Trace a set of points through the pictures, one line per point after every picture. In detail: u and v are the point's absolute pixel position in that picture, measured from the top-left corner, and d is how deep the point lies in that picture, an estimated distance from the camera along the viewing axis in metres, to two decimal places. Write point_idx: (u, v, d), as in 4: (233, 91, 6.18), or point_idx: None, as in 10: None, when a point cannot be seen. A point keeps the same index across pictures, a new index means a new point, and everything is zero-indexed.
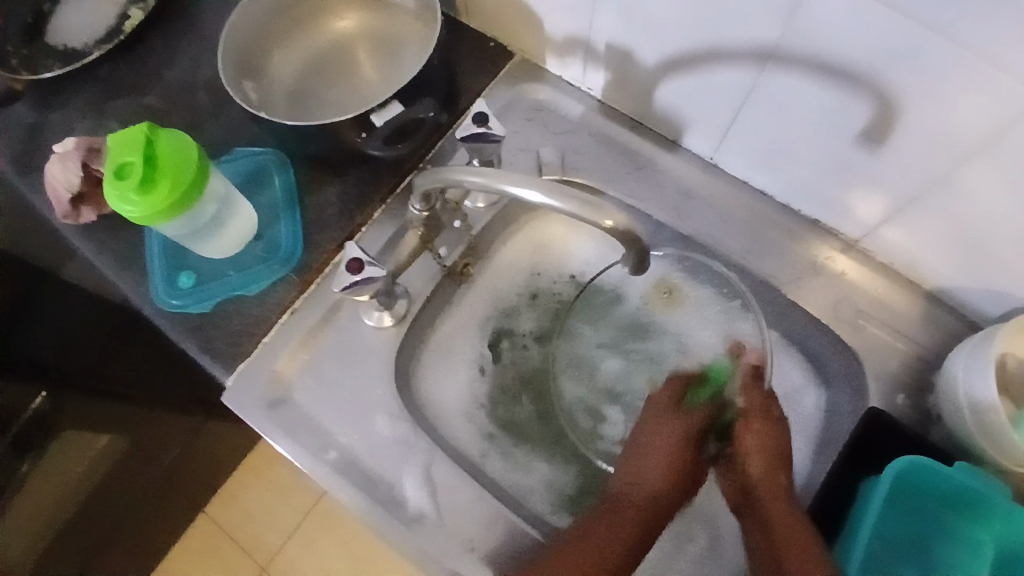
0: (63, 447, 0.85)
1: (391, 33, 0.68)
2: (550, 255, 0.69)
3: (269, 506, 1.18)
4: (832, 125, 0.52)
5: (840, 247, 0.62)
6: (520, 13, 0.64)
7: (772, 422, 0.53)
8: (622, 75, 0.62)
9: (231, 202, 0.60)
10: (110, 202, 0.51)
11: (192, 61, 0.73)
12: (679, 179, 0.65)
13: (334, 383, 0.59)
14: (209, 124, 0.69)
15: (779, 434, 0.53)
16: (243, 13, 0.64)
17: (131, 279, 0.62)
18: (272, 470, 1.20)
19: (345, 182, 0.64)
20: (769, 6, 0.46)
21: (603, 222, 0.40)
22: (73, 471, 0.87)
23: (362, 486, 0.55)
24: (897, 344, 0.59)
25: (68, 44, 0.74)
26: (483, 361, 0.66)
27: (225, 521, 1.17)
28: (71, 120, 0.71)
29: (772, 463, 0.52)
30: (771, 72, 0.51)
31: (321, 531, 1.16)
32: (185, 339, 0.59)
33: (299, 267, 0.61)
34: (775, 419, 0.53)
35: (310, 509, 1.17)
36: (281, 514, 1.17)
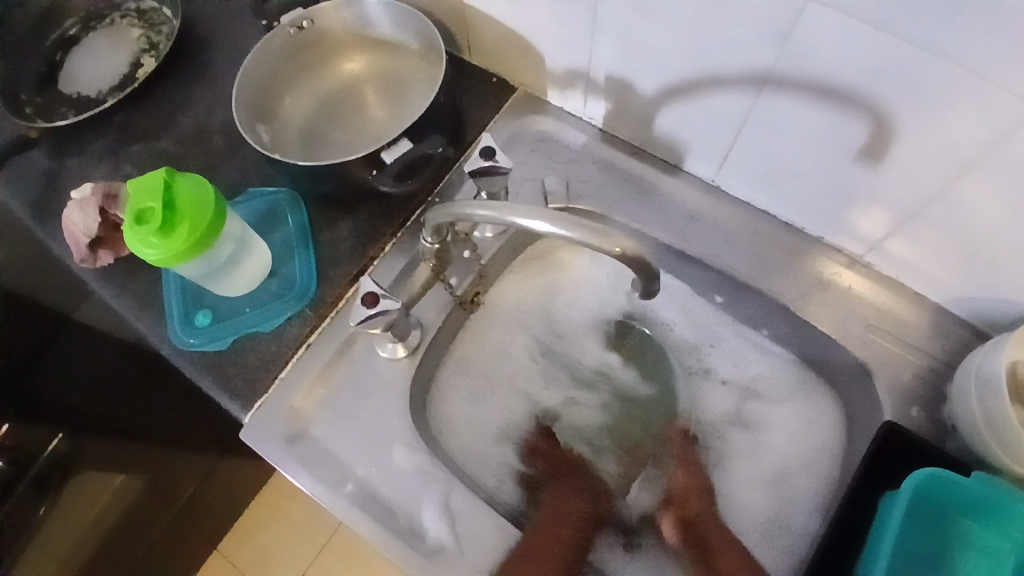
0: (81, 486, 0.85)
1: (397, 74, 0.70)
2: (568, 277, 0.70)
3: (284, 542, 1.17)
4: (831, 145, 0.53)
5: (845, 263, 0.63)
6: (520, 49, 0.66)
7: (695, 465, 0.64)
8: (622, 104, 0.64)
9: (247, 241, 0.62)
10: (132, 246, 0.52)
11: (205, 106, 0.76)
12: (682, 202, 0.66)
13: (350, 416, 0.59)
14: (223, 166, 0.71)
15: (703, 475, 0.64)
16: (255, 60, 0.66)
17: (149, 319, 0.63)
18: (286, 506, 1.19)
19: (356, 218, 0.65)
20: (763, 33, 0.48)
21: (612, 248, 0.41)
22: (90, 510, 0.86)
23: (382, 519, 0.55)
24: (908, 357, 0.60)
25: (83, 92, 0.77)
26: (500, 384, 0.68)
27: (241, 562, 1.16)
28: (88, 166, 0.73)
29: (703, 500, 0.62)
30: (767, 95, 0.53)
31: (336, 565, 1.15)
32: (203, 377, 0.60)
33: (314, 302, 0.62)
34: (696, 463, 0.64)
35: (325, 544, 1.17)
36: (295, 551, 1.16)
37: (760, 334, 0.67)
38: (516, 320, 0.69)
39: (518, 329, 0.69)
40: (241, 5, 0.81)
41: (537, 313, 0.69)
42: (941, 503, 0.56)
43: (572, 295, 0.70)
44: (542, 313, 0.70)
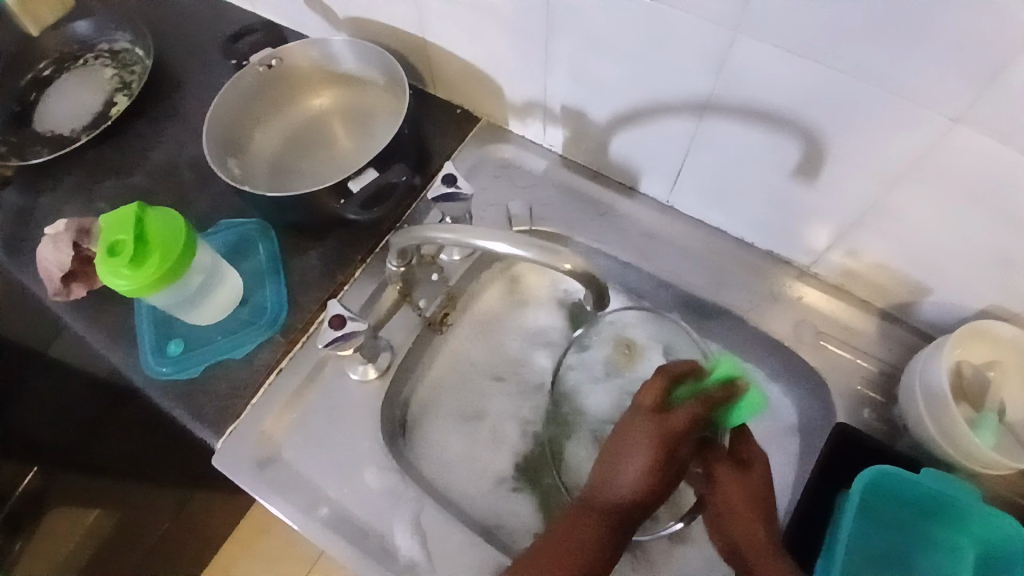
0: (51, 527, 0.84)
1: (364, 107, 0.73)
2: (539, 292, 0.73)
3: (267, 572, 1.15)
4: (771, 164, 0.57)
5: (794, 275, 0.66)
6: (481, 82, 0.70)
7: (737, 466, 0.55)
8: (578, 131, 0.67)
9: (218, 270, 0.63)
10: (103, 277, 0.53)
11: (178, 141, 0.78)
12: (640, 222, 0.69)
13: (322, 438, 0.60)
14: (195, 199, 0.73)
15: (760, 476, 0.55)
16: (225, 98, 0.69)
17: (120, 350, 0.64)
18: (268, 536, 1.18)
19: (325, 246, 0.67)
20: (700, 63, 0.52)
21: (563, 265, 0.43)
22: (60, 551, 0.86)
23: (353, 540, 0.56)
24: (857, 361, 0.63)
25: (56, 130, 0.79)
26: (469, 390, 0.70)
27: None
28: (59, 202, 0.75)
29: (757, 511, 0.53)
30: (710, 120, 0.56)
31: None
32: (174, 406, 0.60)
33: (284, 328, 0.64)
34: (738, 463, 0.55)
35: (309, 572, 1.15)
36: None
37: (720, 345, 0.70)
38: (486, 331, 0.72)
39: (487, 346, 0.72)
40: (213, 45, 0.84)
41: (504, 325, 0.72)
42: (898, 503, 0.58)
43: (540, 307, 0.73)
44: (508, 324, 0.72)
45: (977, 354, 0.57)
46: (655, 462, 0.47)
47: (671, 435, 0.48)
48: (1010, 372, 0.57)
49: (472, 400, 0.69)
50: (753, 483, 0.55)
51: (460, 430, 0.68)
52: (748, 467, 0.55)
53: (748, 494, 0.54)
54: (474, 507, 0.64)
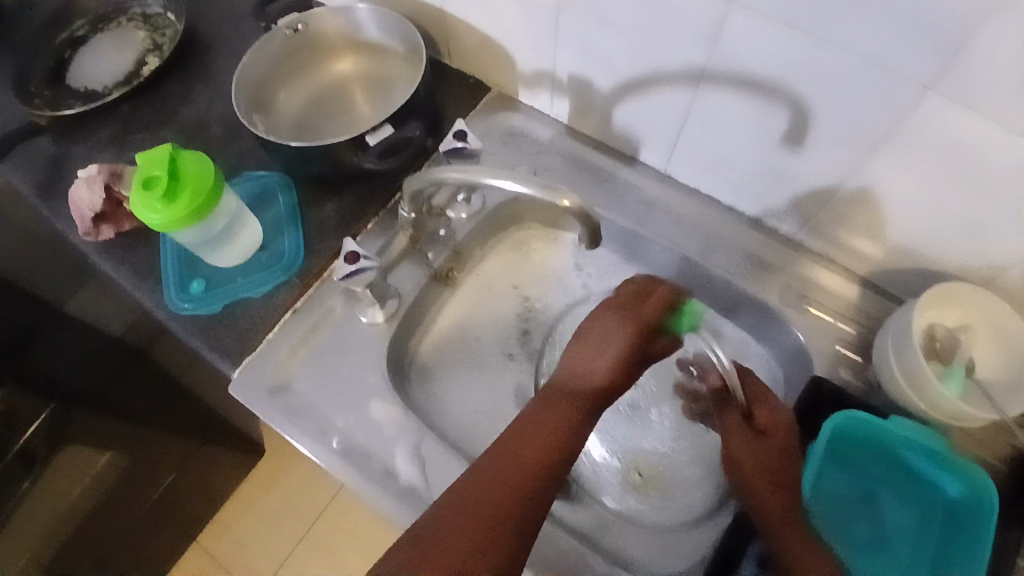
0: (64, 465, 0.89)
1: (382, 74, 0.78)
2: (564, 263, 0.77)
3: (282, 516, 1.20)
4: (760, 132, 0.61)
5: (781, 242, 0.70)
6: (494, 54, 0.74)
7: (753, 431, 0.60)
8: (584, 101, 0.72)
9: (241, 216, 0.67)
10: (138, 210, 0.58)
11: (205, 101, 0.82)
12: (638, 190, 0.74)
13: (332, 373, 0.65)
14: (221, 153, 0.77)
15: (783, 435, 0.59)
16: (254, 58, 0.73)
17: (146, 286, 0.68)
18: (284, 481, 1.23)
19: (342, 199, 0.72)
20: (695, 34, 0.56)
21: (562, 202, 0.48)
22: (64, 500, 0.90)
23: (358, 465, 0.60)
24: (837, 324, 0.66)
25: (90, 86, 0.83)
26: (482, 341, 0.74)
27: (239, 535, 1.19)
28: (91, 151, 0.79)
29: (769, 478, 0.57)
30: (704, 89, 0.61)
31: (331, 532, 1.19)
32: (194, 338, 0.64)
33: (301, 272, 0.68)
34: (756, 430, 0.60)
35: (319, 516, 1.20)
36: (291, 526, 1.19)
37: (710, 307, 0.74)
38: (501, 289, 0.76)
39: (503, 305, 0.75)
40: (243, 13, 0.89)
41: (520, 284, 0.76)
42: (874, 454, 0.63)
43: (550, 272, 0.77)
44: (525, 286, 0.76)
45: (950, 317, 0.60)
46: (628, 343, 0.59)
47: (638, 325, 0.60)
48: (982, 335, 0.59)
49: (475, 352, 0.73)
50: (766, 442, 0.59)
51: (461, 380, 0.71)
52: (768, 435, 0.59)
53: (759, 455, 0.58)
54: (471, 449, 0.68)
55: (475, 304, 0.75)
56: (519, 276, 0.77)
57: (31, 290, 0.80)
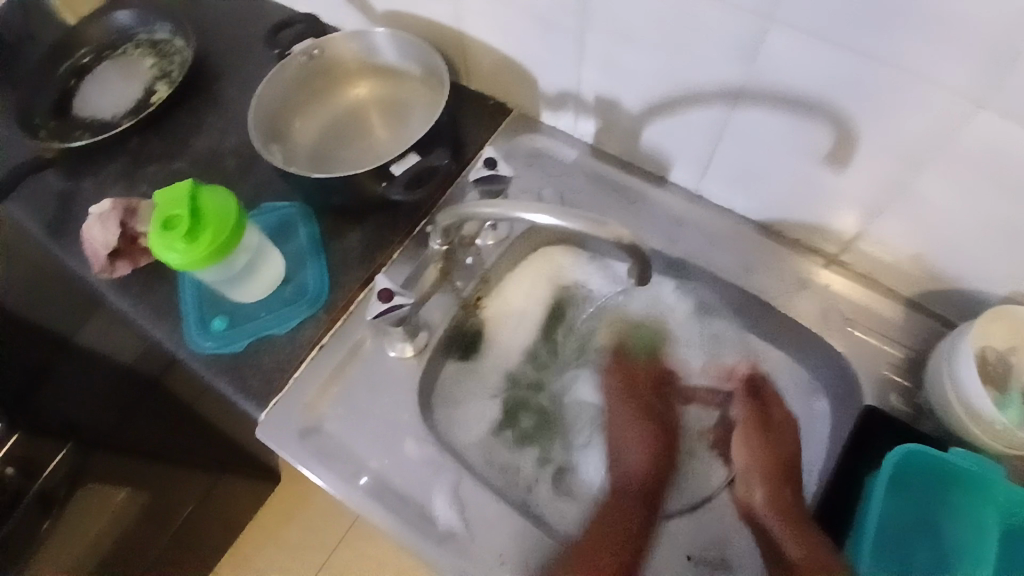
0: (86, 502, 0.85)
1: (401, 98, 0.76)
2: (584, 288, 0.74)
3: (301, 544, 1.18)
4: (800, 149, 0.59)
5: (818, 261, 0.68)
6: (516, 75, 0.72)
7: (760, 429, 0.63)
8: (610, 121, 0.70)
9: (263, 250, 0.65)
10: (158, 250, 0.55)
11: (218, 130, 0.80)
12: (668, 210, 0.71)
13: (363, 411, 0.62)
14: (236, 184, 0.75)
15: (779, 441, 0.62)
16: (269, 87, 0.72)
17: (165, 325, 0.66)
18: (303, 508, 1.20)
19: (365, 228, 0.70)
20: (731, 54, 0.54)
21: (610, 235, 0.46)
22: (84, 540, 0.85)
23: (395, 507, 0.58)
24: (882, 345, 0.64)
25: (98, 116, 0.81)
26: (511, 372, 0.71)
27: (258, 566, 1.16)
28: (102, 185, 0.77)
29: (776, 479, 0.60)
30: (741, 108, 0.59)
31: (353, 560, 1.17)
32: (218, 379, 0.62)
33: (326, 306, 0.66)
34: (765, 427, 0.63)
35: (339, 545, 1.18)
36: (311, 553, 1.17)
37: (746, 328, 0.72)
38: (533, 315, 0.73)
39: (530, 331, 0.73)
40: (253, 39, 0.87)
41: (549, 309, 0.74)
42: (925, 480, 0.60)
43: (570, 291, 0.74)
44: (555, 312, 0.73)
45: (1000, 338, 0.58)
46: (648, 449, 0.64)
47: (656, 438, 0.65)
48: None
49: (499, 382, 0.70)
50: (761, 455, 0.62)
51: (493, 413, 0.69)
52: (779, 428, 0.63)
53: (770, 448, 0.62)
54: (506, 484, 0.65)
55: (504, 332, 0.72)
56: (544, 300, 0.74)
57: (44, 326, 0.77)
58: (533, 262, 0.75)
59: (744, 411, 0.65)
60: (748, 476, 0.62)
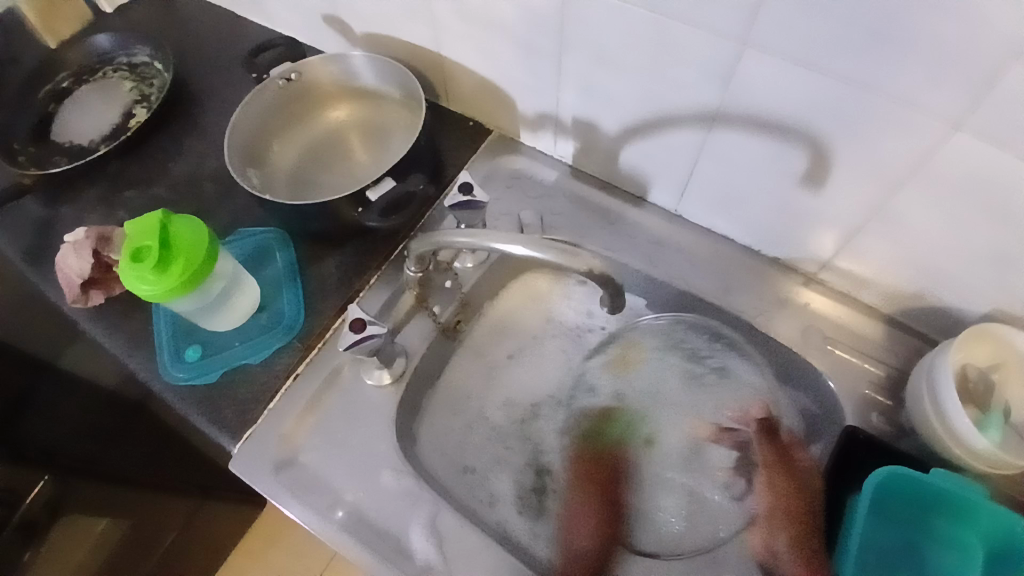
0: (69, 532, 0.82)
1: (379, 120, 0.75)
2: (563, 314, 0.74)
3: (286, 570, 1.16)
4: (778, 171, 0.58)
5: (801, 281, 0.67)
6: (494, 96, 0.72)
7: (788, 466, 0.61)
8: (589, 142, 0.69)
9: (238, 278, 0.65)
10: (128, 281, 0.55)
11: (197, 154, 0.80)
12: (651, 230, 0.71)
13: (340, 441, 0.62)
14: (215, 209, 0.75)
15: (806, 474, 0.61)
16: (246, 112, 0.71)
17: (139, 355, 0.65)
18: (287, 535, 1.19)
19: (343, 253, 0.69)
20: (706, 77, 0.54)
21: (580, 266, 0.46)
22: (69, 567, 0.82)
23: (370, 541, 0.57)
24: (865, 366, 0.63)
25: (76, 142, 0.81)
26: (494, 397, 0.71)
27: None
28: (80, 212, 0.77)
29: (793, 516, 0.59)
30: (718, 130, 0.58)
31: None
32: (192, 411, 0.61)
33: (302, 334, 0.65)
34: (793, 465, 0.62)
35: (323, 573, 1.16)
36: None
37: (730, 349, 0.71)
38: (515, 339, 0.73)
39: (509, 353, 0.73)
40: (233, 62, 0.87)
41: (529, 334, 0.73)
42: (908, 500, 0.59)
43: (547, 315, 0.74)
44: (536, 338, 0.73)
45: (982, 357, 0.57)
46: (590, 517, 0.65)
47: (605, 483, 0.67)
48: (1015, 376, 0.57)
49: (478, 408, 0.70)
50: (788, 505, 0.60)
51: (474, 439, 0.68)
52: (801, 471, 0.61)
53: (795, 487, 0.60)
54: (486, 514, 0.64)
55: (484, 357, 0.72)
56: (524, 324, 0.74)
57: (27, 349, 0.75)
58: (510, 286, 0.75)
59: (765, 448, 0.63)
60: (770, 519, 0.60)
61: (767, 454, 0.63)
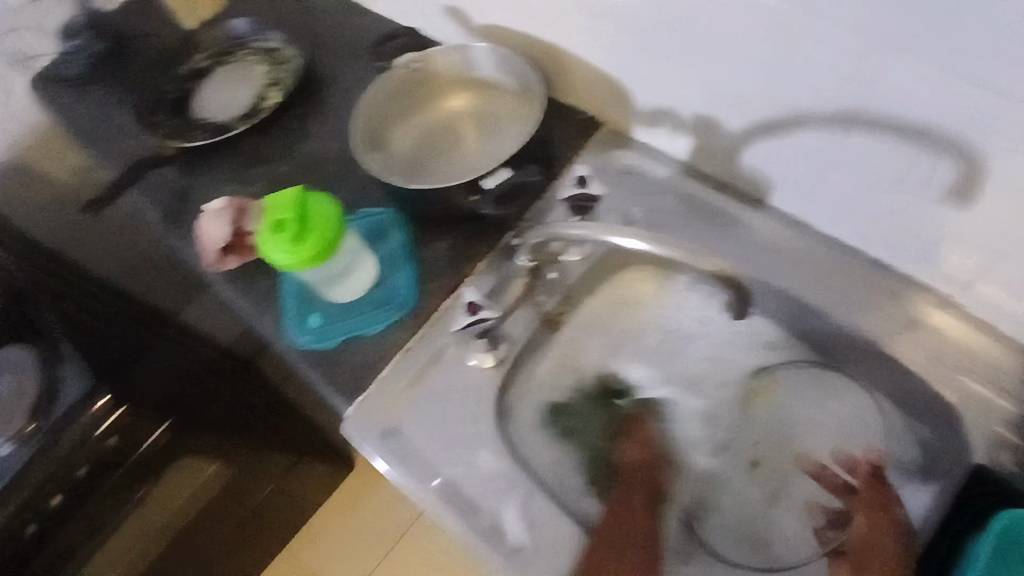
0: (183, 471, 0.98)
1: (493, 110, 0.77)
2: (666, 313, 0.72)
3: (366, 532, 1.23)
4: (918, 184, 0.55)
5: (931, 301, 0.63)
6: (611, 90, 0.72)
7: (884, 508, 0.55)
8: (708, 140, 0.68)
9: (359, 254, 0.69)
10: (267, 250, 0.60)
11: (322, 136, 0.85)
12: (766, 234, 0.68)
13: (441, 418, 0.64)
14: (337, 188, 0.80)
15: (892, 520, 0.54)
16: (372, 97, 0.75)
17: (267, 319, 0.71)
18: (368, 497, 1.24)
19: (453, 238, 0.72)
20: (845, 76, 0.51)
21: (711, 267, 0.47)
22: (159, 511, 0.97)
23: (465, 515, 0.59)
24: (999, 400, 0.58)
25: (215, 119, 0.88)
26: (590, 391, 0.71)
27: (323, 550, 1.21)
28: (217, 183, 0.84)
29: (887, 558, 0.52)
30: (854, 134, 0.55)
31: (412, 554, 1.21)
32: (314, 372, 0.67)
33: (413, 312, 0.69)
34: (889, 508, 0.55)
35: (398, 541, 1.22)
36: (372, 544, 1.20)
37: None
38: (616, 334, 0.73)
39: (609, 349, 0.72)
40: (358, 49, 0.92)
41: (629, 333, 0.73)
42: None
43: (649, 313, 0.73)
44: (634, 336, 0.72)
45: None
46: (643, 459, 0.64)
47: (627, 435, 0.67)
48: None
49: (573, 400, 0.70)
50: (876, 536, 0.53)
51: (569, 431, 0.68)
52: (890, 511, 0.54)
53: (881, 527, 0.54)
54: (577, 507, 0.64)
55: (581, 352, 0.72)
56: (624, 321, 0.73)
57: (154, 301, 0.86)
58: (612, 282, 0.74)
59: (864, 486, 0.57)
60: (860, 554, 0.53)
61: (862, 487, 0.57)
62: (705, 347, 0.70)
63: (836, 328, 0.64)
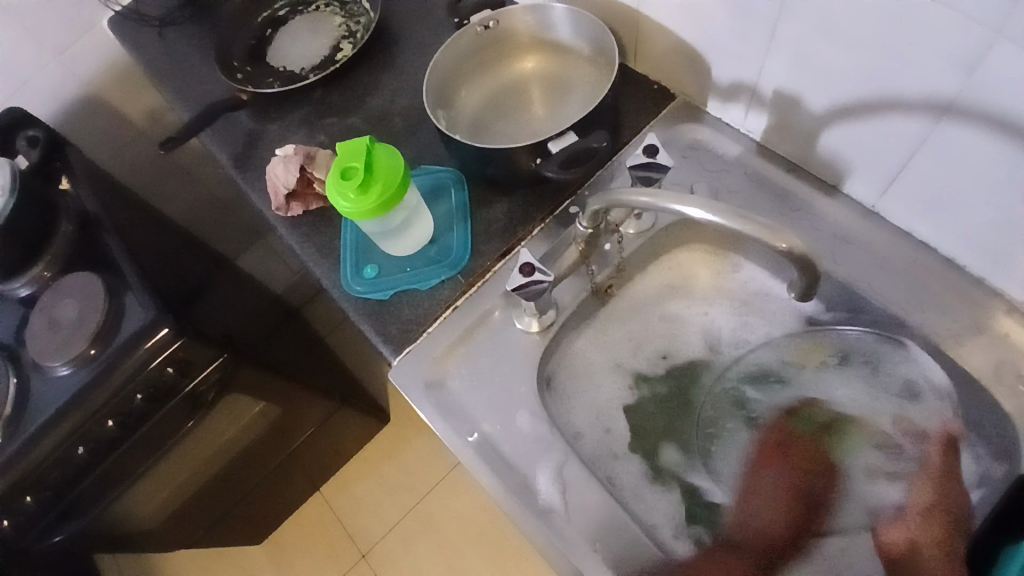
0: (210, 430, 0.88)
1: (564, 74, 0.76)
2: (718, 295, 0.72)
3: (398, 482, 1.29)
4: (1010, 182, 0.51)
5: (1006, 308, 0.59)
6: (689, 61, 0.70)
7: (952, 484, 0.57)
8: (786, 119, 0.65)
9: (419, 211, 0.70)
10: (333, 197, 0.61)
11: (390, 90, 0.86)
12: (837, 223, 0.66)
13: (485, 376, 0.66)
14: (401, 143, 0.81)
15: (958, 495, 0.57)
16: (446, 53, 0.75)
17: (324, 265, 0.73)
18: (404, 449, 1.32)
19: (511, 202, 0.72)
20: (950, 58, 0.48)
21: (779, 244, 0.46)
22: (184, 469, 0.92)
23: (500, 472, 0.61)
24: None
25: (288, 67, 0.90)
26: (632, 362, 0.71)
27: (357, 493, 1.30)
28: (285, 130, 0.86)
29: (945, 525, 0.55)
30: (947, 123, 0.52)
31: (440, 507, 1.26)
32: (363, 321, 0.68)
33: (465, 271, 0.69)
34: (956, 484, 0.57)
35: (428, 493, 1.28)
36: (405, 494, 1.28)
37: None
38: (665, 312, 0.73)
39: (655, 324, 0.72)
40: (433, 6, 0.92)
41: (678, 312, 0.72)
42: None
43: (699, 294, 0.72)
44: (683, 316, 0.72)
45: None
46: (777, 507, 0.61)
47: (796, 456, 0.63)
48: None
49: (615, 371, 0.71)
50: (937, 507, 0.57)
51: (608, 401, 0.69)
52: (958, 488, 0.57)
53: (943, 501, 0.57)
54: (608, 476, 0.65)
55: (627, 327, 0.72)
56: (675, 300, 0.73)
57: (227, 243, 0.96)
58: (665, 260, 0.74)
59: (936, 460, 0.59)
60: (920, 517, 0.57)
61: (931, 462, 0.59)
62: (746, 318, 0.70)
63: (869, 320, 0.63)
